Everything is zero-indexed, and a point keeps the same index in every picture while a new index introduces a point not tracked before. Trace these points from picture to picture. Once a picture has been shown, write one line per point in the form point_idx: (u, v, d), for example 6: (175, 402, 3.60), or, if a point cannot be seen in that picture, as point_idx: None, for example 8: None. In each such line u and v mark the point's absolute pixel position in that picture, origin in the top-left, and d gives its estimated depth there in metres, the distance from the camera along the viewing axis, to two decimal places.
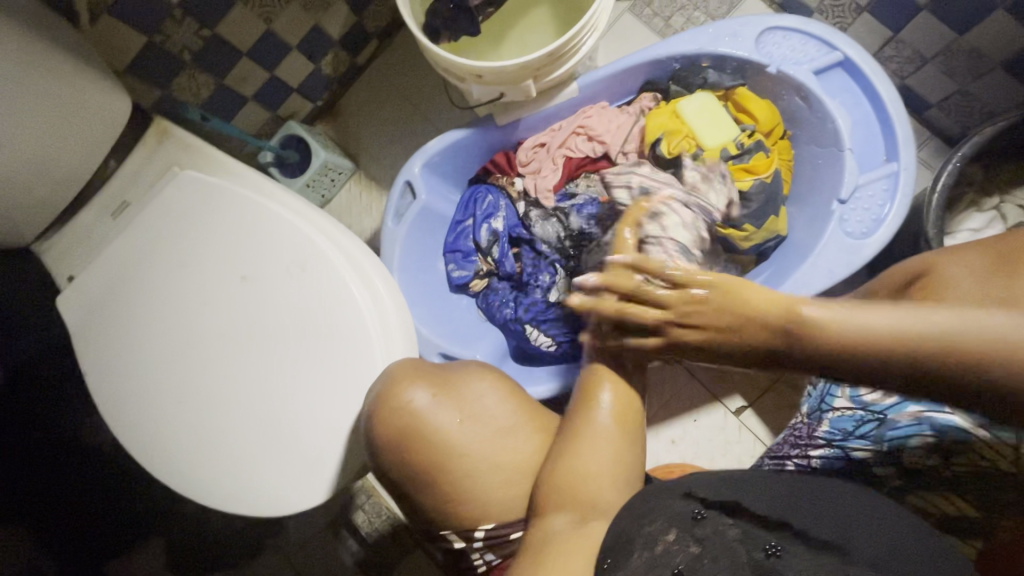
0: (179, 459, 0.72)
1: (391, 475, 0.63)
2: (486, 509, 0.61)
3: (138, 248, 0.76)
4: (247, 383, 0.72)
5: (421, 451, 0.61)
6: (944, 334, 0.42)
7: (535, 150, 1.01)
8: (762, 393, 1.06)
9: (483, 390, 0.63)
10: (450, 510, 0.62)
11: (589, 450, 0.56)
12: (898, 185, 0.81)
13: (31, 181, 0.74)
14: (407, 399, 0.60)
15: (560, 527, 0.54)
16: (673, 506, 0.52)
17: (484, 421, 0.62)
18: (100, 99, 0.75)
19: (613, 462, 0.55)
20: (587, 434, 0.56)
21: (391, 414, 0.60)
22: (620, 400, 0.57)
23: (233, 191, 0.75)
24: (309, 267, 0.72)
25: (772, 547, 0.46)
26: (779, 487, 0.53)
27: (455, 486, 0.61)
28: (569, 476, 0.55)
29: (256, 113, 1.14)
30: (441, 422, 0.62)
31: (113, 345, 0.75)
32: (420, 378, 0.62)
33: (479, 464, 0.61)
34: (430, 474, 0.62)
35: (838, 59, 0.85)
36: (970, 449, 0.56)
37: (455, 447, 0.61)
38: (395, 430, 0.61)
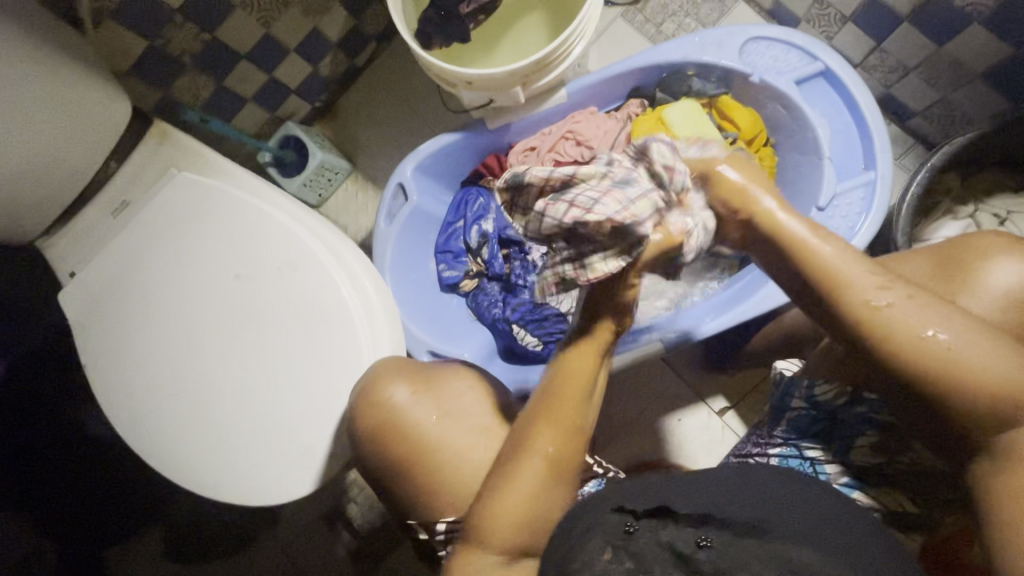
0: (173, 449, 0.75)
1: (369, 463, 0.66)
2: (452, 504, 0.63)
3: (136, 247, 0.79)
4: (237, 377, 0.75)
5: (395, 446, 0.64)
6: (902, 309, 0.49)
7: (524, 154, 1.02)
8: (746, 395, 1.08)
9: (461, 389, 0.67)
10: (421, 501, 0.64)
11: (521, 483, 0.55)
12: (875, 193, 0.83)
13: (36, 180, 0.77)
14: (387, 394, 0.64)
15: (487, 561, 0.54)
16: (606, 522, 0.52)
17: (457, 420, 0.65)
18: (102, 103, 0.78)
19: (541, 494, 0.55)
20: (523, 459, 0.56)
21: (372, 407, 0.64)
22: (557, 448, 0.56)
23: (228, 193, 0.78)
24: (299, 268, 0.75)
25: (701, 541, 0.49)
26: (707, 486, 0.55)
27: (422, 482, 0.64)
28: (496, 517, 0.54)
29: (255, 113, 1.17)
30: (419, 420, 0.64)
31: (111, 340, 0.78)
32: (401, 376, 0.66)
33: (450, 459, 0.63)
34: (405, 465, 0.64)
35: (819, 69, 0.87)
36: (907, 447, 0.58)
37: (429, 443, 0.64)
38: (374, 422, 0.65)
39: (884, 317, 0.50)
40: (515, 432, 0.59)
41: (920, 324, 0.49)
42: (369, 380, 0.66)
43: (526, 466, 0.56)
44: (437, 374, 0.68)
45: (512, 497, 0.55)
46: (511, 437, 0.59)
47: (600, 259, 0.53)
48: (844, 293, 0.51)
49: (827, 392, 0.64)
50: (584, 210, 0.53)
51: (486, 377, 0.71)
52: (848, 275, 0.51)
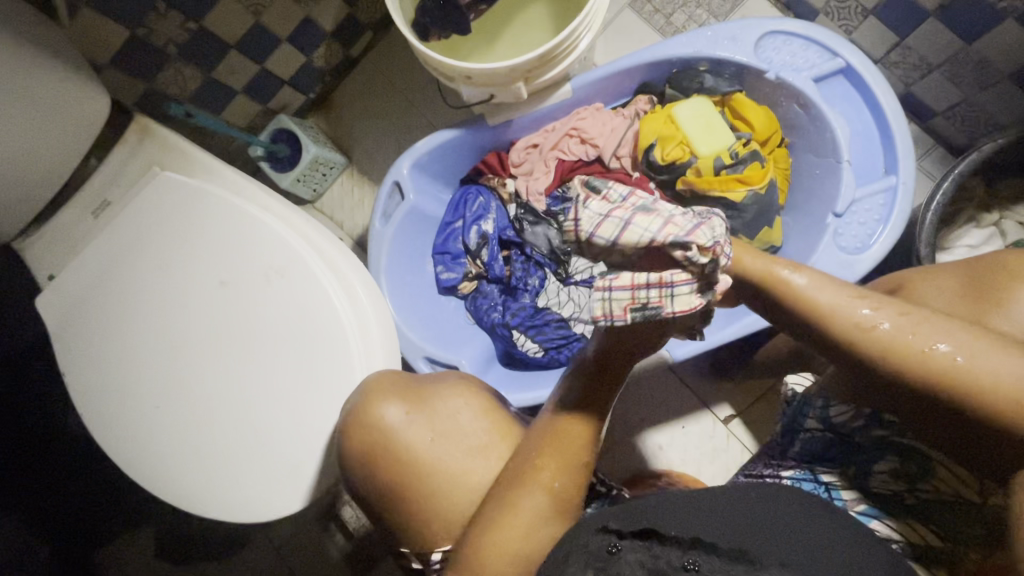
0: (157, 462, 0.72)
1: (358, 487, 0.63)
2: (448, 531, 0.60)
3: (117, 250, 0.75)
4: (225, 389, 0.71)
5: (388, 468, 0.61)
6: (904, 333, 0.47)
7: (526, 152, 0.99)
8: (752, 403, 1.05)
9: (458, 407, 0.63)
10: (414, 527, 0.61)
11: (520, 514, 0.52)
12: (895, 200, 0.79)
13: (10, 178, 0.73)
14: (378, 414, 0.61)
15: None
16: (590, 544, 0.48)
17: (455, 440, 0.62)
18: (79, 97, 0.74)
19: (541, 525, 0.52)
20: (522, 488, 0.53)
21: (362, 427, 0.61)
22: (560, 478, 0.53)
23: (213, 194, 0.74)
24: (287, 276, 0.71)
25: (689, 565, 0.45)
26: (687, 499, 0.50)
27: (416, 506, 0.61)
28: (490, 551, 0.51)
29: (246, 105, 1.12)
30: (414, 441, 0.61)
31: (91, 348, 0.74)
32: (393, 395, 0.62)
33: (446, 483, 0.60)
34: (398, 487, 0.61)
35: (839, 66, 0.82)
36: (932, 475, 0.55)
37: (425, 464, 0.61)
38: (365, 444, 0.61)
39: (880, 338, 0.48)
40: (517, 459, 0.56)
41: (922, 340, 0.47)
42: (360, 397, 0.62)
43: (524, 497, 0.53)
44: (433, 388, 0.64)
45: (509, 526, 0.52)
46: (512, 464, 0.56)
47: (681, 291, 0.48)
48: (840, 327, 0.49)
49: (841, 414, 0.60)
50: (681, 230, 0.50)
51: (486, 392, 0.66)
52: (835, 305, 0.50)
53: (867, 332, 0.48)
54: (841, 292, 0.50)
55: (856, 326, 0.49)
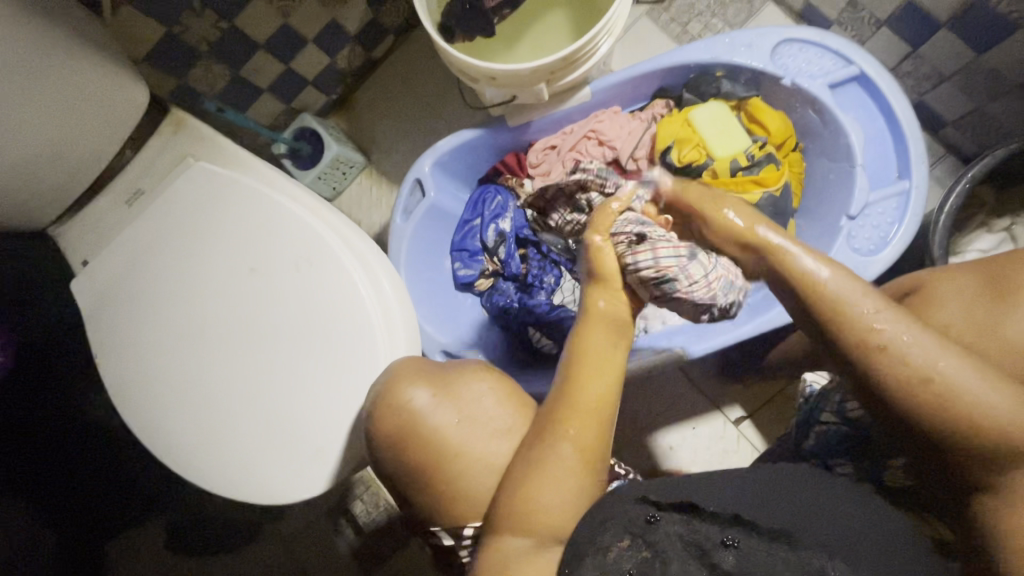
0: (184, 442, 0.74)
1: (387, 469, 0.65)
2: (477, 509, 0.62)
3: (147, 235, 0.77)
4: (252, 372, 0.73)
5: (416, 450, 0.63)
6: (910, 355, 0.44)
7: (545, 153, 1.02)
8: (763, 405, 1.06)
9: (481, 391, 0.65)
10: (444, 507, 0.63)
11: (549, 475, 0.53)
12: (908, 205, 0.80)
13: (51, 166, 0.76)
14: (406, 398, 0.63)
15: (516, 549, 0.53)
16: (629, 511, 0.53)
17: (481, 420, 0.63)
18: (120, 89, 0.77)
19: (571, 483, 0.54)
20: (548, 452, 0.54)
21: (391, 411, 0.63)
22: (586, 435, 0.53)
23: (242, 182, 0.76)
24: (314, 261, 0.73)
25: (728, 541, 0.50)
26: (722, 488, 0.56)
27: (443, 485, 0.62)
28: (524, 504, 0.53)
29: (270, 104, 1.15)
30: (440, 424, 0.63)
31: (121, 330, 0.76)
32: (419, 378, 0.65)
33: (474, 464, 0.62)
34: (425, 470, 0.63)
35: (853, 74, 0.85)
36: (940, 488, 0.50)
37: (453, 447, 0.63)
38: (393, 427, 0.63)
39: (890, 354, 0.45)
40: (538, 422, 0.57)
41: (925, 360, 0.44)
42: (389, 380, 0.64)
43: (551, 461, 0.53)
44: (455, 373, 0.66)
45: (540, 490, 0.53)
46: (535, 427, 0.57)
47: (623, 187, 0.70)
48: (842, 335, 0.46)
49: (856, 412, 0.61)
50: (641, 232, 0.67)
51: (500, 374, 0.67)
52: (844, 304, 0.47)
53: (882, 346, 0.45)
54: (856, 288, 0.47)
55: (867, 345, 0.45)
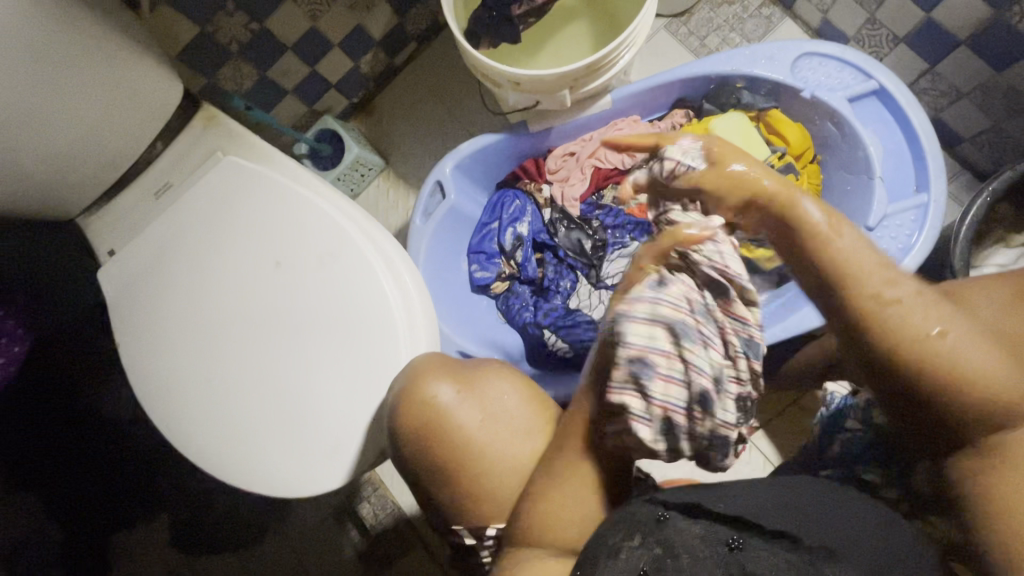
0: (203, 434, 0.74)
1: (410, 465, 0.66)
2: (501, 508, 0.63)
3: (175, 229, 0.78)
4: (271, 366, 0.74)
5: (440, 446, 0.64)
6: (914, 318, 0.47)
7: (564, 159, 1.04)
8: (776, 416, 1.06)
9: (504, 390, 0.66)
10: (466, 506, 0.64)
11: (572, 482, 0.56)
12: (926, 217, 0.81)
13: (83, 156, 0.77)
14: (432, 393, 0.63)
15: (536, 556, 0.55)
16: (638, 512, 0.53)
17: (503, 421, 0.64)
18: (154, 83, 0.79)
19: (595, 494, 0.57)
20: (572, 462, 0.57)
21: (416, 406, 0.63)
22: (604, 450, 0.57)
23: (270, 179, 0.78)
24: (339, 258, 0.74)
25: (733, 542, 0.51)
26: (739, 489, 0.56)
27: (467, 484, 0.64)
28: (548, 514, 0.56)
29: (294, 106, 1.17)
30: (465, 422, 0.64)
31: (144, 322, 0.77)
32: (444, 374, 0.65)
33: (497, 462, 0.63)
34: (448, 467, 0.64)
35: (873, 88, 0.86)
36: None
37: (477, 444, 0.64)
38: (417, 422, 0.64)
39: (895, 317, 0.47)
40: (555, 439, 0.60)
41: (924, 322, 0.46)
42: (411, 380, 0.64)
43: (575, 472, 0.57)
44: (481, 371, 0.67)
45: (563, 497, 0.56)
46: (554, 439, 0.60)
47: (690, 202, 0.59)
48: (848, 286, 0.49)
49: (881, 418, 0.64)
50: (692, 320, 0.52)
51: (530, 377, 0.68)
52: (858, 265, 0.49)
53: (889, 304, 0.47)
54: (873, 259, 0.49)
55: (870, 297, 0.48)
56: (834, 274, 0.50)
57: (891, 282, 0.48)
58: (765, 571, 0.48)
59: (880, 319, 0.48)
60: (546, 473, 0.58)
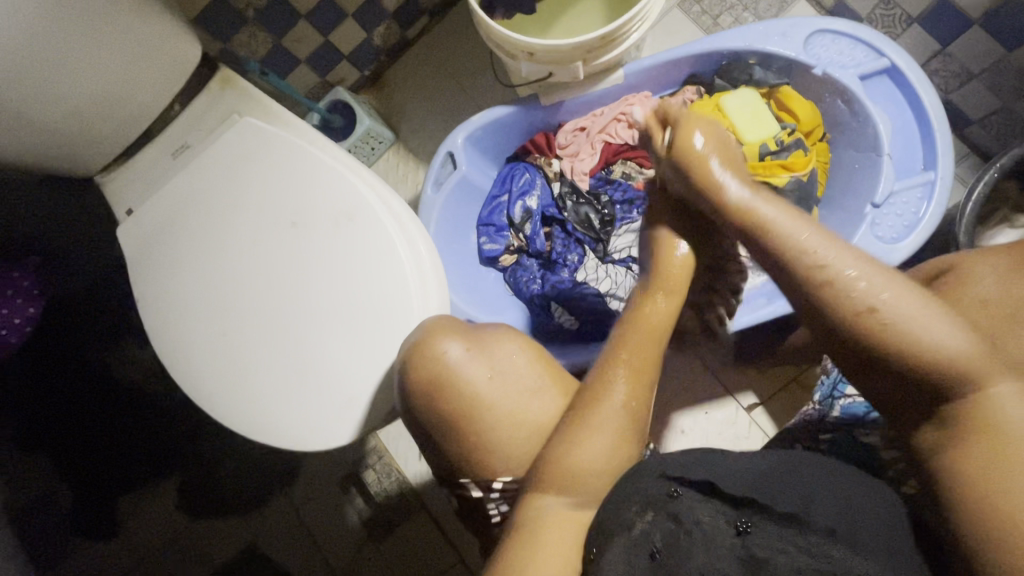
0: (220, 387, 0.77)
1: (420, 420, 0.67)
2: (510, 463, 0.65)
3: (194, 187, 0.80)
4: (289, 322, 0.75)
5: (449, 402, 0.65)
6: (876, 296, 0.50)
7: (574, 134, 1.05)
8: (775, 392, 1.08)
9: (514, 350, 0.68)
10: (476, 462, 0.66)
11: (592, 435, 0.60)
12: (933, 193, 0.82)
13: (103, 113, 0.79)
14: (441, 349, 0.65)
15: (555, 506, 0.58)
16: (650, 488, 0.55)
17: (515, 379, 0.66)
18: (174, 43, 0.79)
19: (614, 445, 0.60)
20: (597, 416, 0.60)
21: (428, 362, 0.65)
22: (628, 401, 0.61)
23: (288, 140, 0.79)
24: (357, 218, 0.75)
25: (740, 526, 0.52)
26: (751, 466, 0.57)
27: (476, 439, 0.65)
28: (568, 465, 0.59)
29: (306, 76, 1.18)
30: (473, 377, 0.65)
31: (163, 276, 0.79)
32: (454, 333, 0.66)
33: (503, 419, 0.65)
34: (457, 423, 0.66)
35: (884, 66, 0.87)
36: None
37: (488, 403, 0.65)
38: (426, 377, 0.65)
39: (845, 287, 0.51)
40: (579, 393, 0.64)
41: (897, 308, 0.49)
42: (420, 338, 0.66)
43: (595, 426, 0.60)
44: (491, 334, 0.69)
45: (580, 453, 0.59)
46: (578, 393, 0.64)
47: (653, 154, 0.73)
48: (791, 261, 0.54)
49: None
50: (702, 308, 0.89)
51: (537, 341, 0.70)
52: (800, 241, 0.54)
53: (824, 285, 0.52)
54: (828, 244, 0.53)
55: (815, 278, 0.52)
56: (773, 250, 0.56)
57: (825, 266, 0.52)
58: (777, 555, 0.48)
59: (818, 301, 0.52)
60: (567, 429, 0.61)
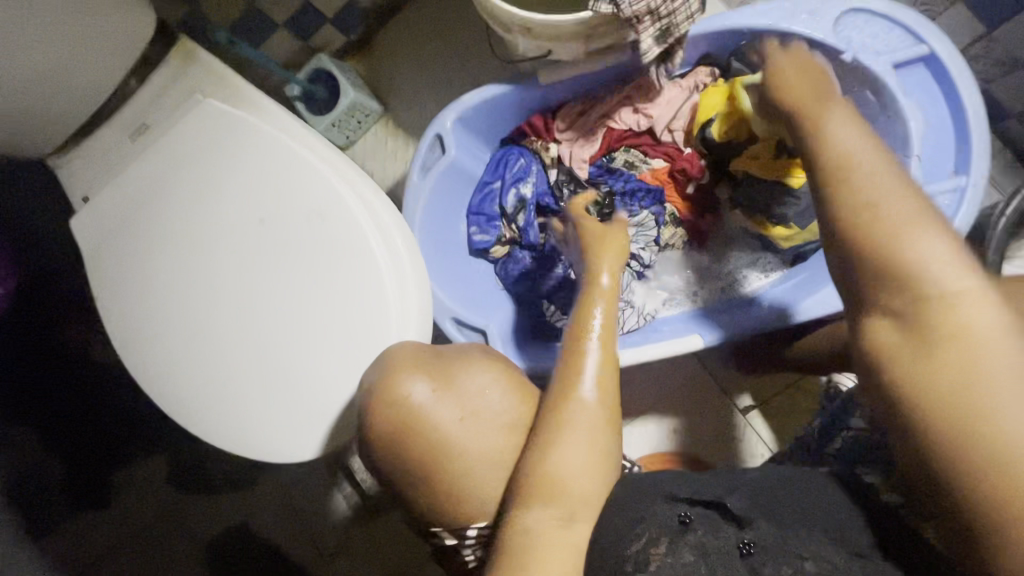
0: (188, 394, 0.72)
1: (385, 466, 0.63)
2: (483, 511, 0.61)
3: (155, 176, 0.73)
4: (257, 327, 0.70)
5: (416, 448, 0.61)
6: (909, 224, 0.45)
7: (575, 116, 0.97)
8: (773, 396, 1.04)
9: (486, 384, 0.63)
10: (449, 510, 0.62)
11: (571, 438, 0.58)
12: (964, 200, 0.75)
13: (47, 91, 0.70)
14: (406, 392, 0.60)
15: (539, 520, 0.55)
16: (661, 515, 0.55)
17: (486, 418, 0.62)
18: (126, 11, 0.71)
19: (594, 445, 0.58)
20: (570, 418, 0.58)
21: (390, 405, 0.60)
22: (601, 390, 0.60)
23: (256, 126, 0.71)
24: (329, 218, 0.69)
25: (745, 546, 0.51)
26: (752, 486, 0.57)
27: (446, 489, 0.61)
28: (548, 469, 0.56)
29: (285, 41, 1.08)
30: (441, 420, 0.61)
31: (127, 275, 0.73)
32: (419, 369, 0.61)
33: (477, 464, 0.61)
34: (426, 471, 0.61)
35: (922, 54, 0.78)
36: None
37: (455, 446, 0.61)
38: (392, 422, 0.61)
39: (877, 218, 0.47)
40: (552, 388, 0.63)
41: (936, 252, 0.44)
42: (384, 375, 0.60)
43: (574, 421, 0.58)
44: (458, 365, 0.64)
45: (559, 460, 0.56)
46: (549, 392, 0.62)
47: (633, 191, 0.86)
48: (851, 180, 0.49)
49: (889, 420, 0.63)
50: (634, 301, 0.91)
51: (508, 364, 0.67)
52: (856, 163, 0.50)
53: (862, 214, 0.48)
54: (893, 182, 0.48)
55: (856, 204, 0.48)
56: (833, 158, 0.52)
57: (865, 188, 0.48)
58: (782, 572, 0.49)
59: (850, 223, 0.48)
60: (541, 431, 0.59)
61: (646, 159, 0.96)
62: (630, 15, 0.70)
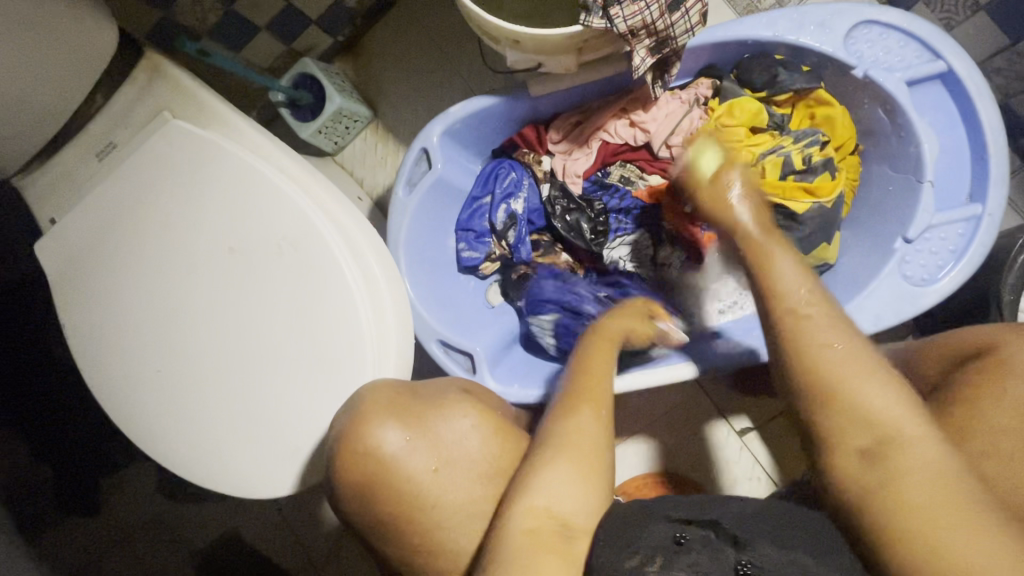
0: (158, 427, 0.70)
1: (356, 518, 0.61)
2: (455, 562, 0.60)
3: (120, 200, 0.70)
4: (230, 359, 0.67)
5: (387, 501, 0.60)
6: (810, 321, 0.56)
7: (569, 127, 0.92)
8: (771, 419, 1.01)
9: (463, 430, 0.62)
10: (418, 561, 0.61)
11: (567, 449, 0.57)
12: (977, 232, 0.72)
13: (4, 111, 0.67)
14: (377, 440, 0.59)
15: (538, 511, 0.53)
16: (657, 534, 0.54)
17: (462, 463, 0.61)
18: (86, 28, 0.67)
19: (594, 453, 0.57)
20: (574, 429, 0.58)
21: (357, 455, 0.59)
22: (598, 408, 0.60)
23: (225, 148, 0.68)
24: (301, 247, 0.65)
25: (740, 564, 0.52)
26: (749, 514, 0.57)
27: (420, 539, 0.60)
28: (543, 473, 0.55)
29: (268, 44, 1.03)
30: (414, 469, 0.60)
31: (94, 305, 0.70)
32: (391, 415, 0.60)
33: (450, 515, 0.60)
34: (399, 521, 0.60)
35: (939, 70, 0.73)
36: None
37: (428, 497, 0.60)
38: (359, 472, 0.59)
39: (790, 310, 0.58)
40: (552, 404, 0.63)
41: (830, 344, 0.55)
42: (354, 418, 0.58)
43: (575, 431, 0.58)
44: (435, 410, 0.62)
45: (556, 468, 0.55)
46: (548, 409, 0.63)
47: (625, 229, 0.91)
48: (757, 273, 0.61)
49: None
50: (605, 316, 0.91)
51: (488, 408, 0.66)
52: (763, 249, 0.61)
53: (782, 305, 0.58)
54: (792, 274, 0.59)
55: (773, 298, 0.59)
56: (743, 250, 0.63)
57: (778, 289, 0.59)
58: None
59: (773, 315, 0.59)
60: (540, 442, 0.59)
61: (643, 175, 0.92)
62: (624, 30, 0.65)
